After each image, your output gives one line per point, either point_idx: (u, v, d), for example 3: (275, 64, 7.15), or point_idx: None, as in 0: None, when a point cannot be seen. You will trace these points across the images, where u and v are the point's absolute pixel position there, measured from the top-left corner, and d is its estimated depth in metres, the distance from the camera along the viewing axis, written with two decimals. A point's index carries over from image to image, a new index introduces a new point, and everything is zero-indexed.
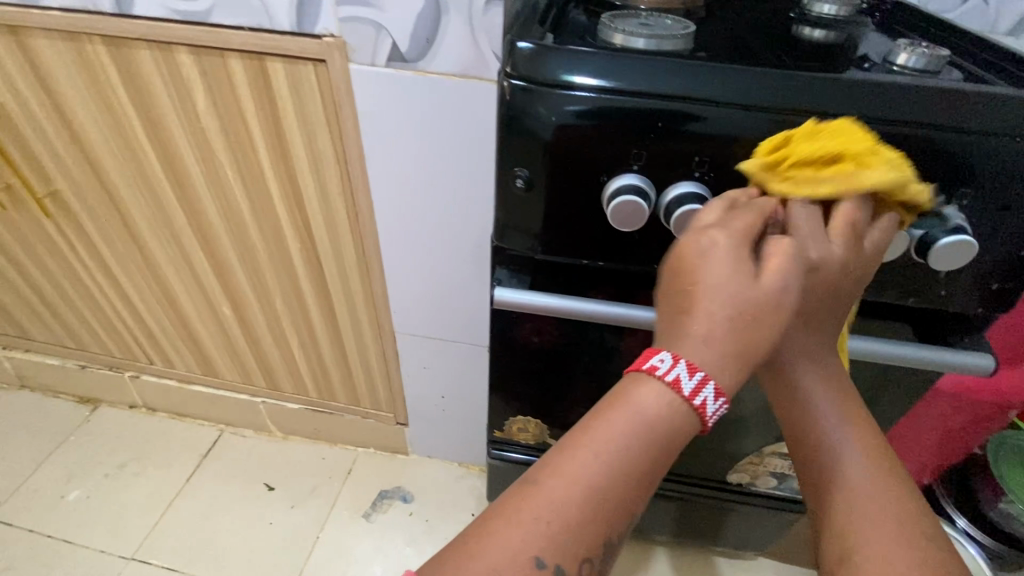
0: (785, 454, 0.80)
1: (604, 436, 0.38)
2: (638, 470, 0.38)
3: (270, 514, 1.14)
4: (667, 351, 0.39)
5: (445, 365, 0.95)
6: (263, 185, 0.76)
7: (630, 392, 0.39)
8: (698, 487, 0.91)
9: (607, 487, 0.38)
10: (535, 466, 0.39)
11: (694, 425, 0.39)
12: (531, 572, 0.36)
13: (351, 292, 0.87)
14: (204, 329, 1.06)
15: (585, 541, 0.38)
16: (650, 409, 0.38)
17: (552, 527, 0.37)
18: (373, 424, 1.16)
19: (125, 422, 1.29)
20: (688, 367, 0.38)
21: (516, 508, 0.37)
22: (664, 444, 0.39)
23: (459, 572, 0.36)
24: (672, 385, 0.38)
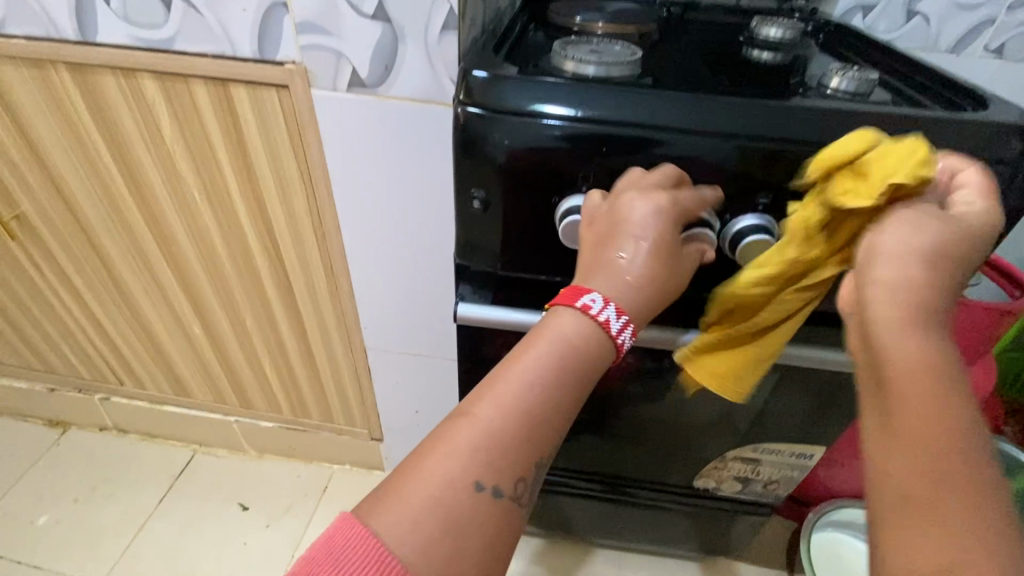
0: (746, 458, 0.83)
1: (526, 358, 0.45)
2: (559, 388, 0.45)
3: (244, 533, 1.13)
4: (597, 292, 0.47)
5: (416, 379, 0.96)
6: (231, 205, 0.77)
7: (545, 325, 0.47)
8: (667, 492, 0.93)
9: (533, 404, 0.44)
10: (468, 400, 0.44)
11: (608, 348, 0.48)
12: (471, 494, 0.41)
13: (322, 310, 0.88)
14: (175, 349, 1.05)
15: (518, 458, 0.43)
16: (564, 332, 0.46)
17: (485, 445, 0.42)
18: (348, 440, 1.16)
19: (95, 445, 1.27)
20: (615, 310, 0.47)
21: (455, 438, 0.42)
22: (579, 362, 0.46)
23: (402, 495, 0.40)
24: (602, 322, 0.47)
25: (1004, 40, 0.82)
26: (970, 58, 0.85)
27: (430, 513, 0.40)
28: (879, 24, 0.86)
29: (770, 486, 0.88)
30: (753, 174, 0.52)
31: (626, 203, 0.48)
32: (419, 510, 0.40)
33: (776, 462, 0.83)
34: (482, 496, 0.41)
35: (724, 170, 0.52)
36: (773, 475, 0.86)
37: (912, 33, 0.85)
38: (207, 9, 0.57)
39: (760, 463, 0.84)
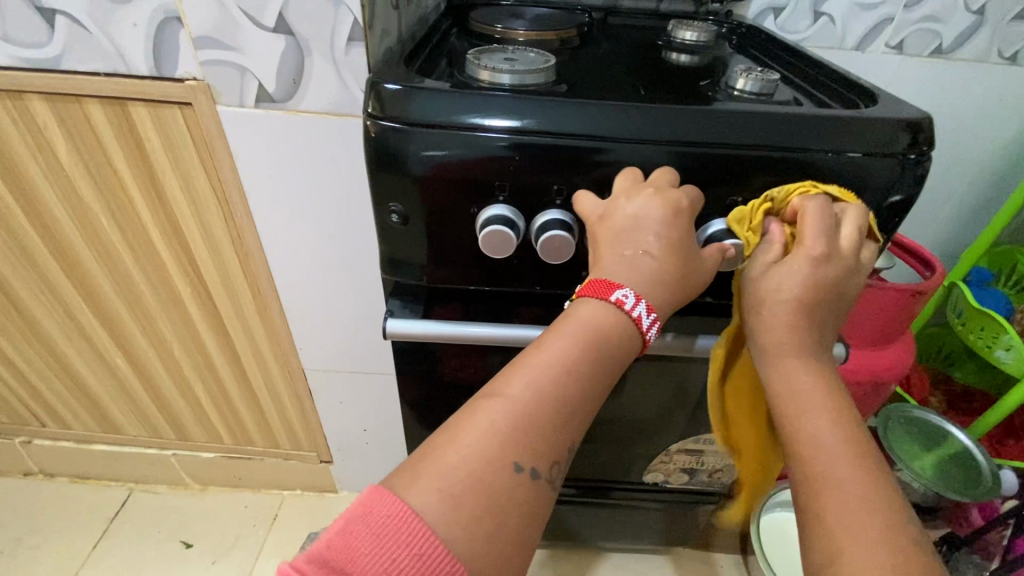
0: (690, 450, 0.85)
1: (559, 345, 0.44)
2: (592, 375, 0.44)
3: (189, 572, 1.07)
4: (629, 287, 0.46)
5: (361, 395, 0.93)
6: (144, 230, 0.73)
7: (577, 310, 0.47)
8: (618, 487, 0.94)
9: (567, 390, 0.43)
10: (499, 383, 0.43)
11: (638, 340, 0.47)
12: (506, 477, 0.40)
13: (255, 332, 0.85)
14: (99, 383, 0.99)
15: (549, 446, 0.42)
16: (596, 321, 0.45)
17: (521, 429, 0.41)
18: (297, 465, 1.12)
19: (18, 493, 1.17)
20: (647, 307, 0.46)
21: (488, 421, 0.41)
22: (613, 350, 0.45)
23: (432, 474, 0.39)
24: (635, 319, 0.46)
25: (901, 37, 0.88)
26: (873, 54, 0.90)
27: (464, 493, 0.39)
28: (790, 24, 0.90)
29: (716, 474, 0.90)
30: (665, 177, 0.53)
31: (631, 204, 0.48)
32: (456, 488, 0.39)
33: (719, 450, 0.85)
34: (519, 477, 0.41)
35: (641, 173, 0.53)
36: (718, 463, 0.88)
37: (819, 32, 0.89)
38: (95, 25, 0.54)
39: (704, 453, 0.85)
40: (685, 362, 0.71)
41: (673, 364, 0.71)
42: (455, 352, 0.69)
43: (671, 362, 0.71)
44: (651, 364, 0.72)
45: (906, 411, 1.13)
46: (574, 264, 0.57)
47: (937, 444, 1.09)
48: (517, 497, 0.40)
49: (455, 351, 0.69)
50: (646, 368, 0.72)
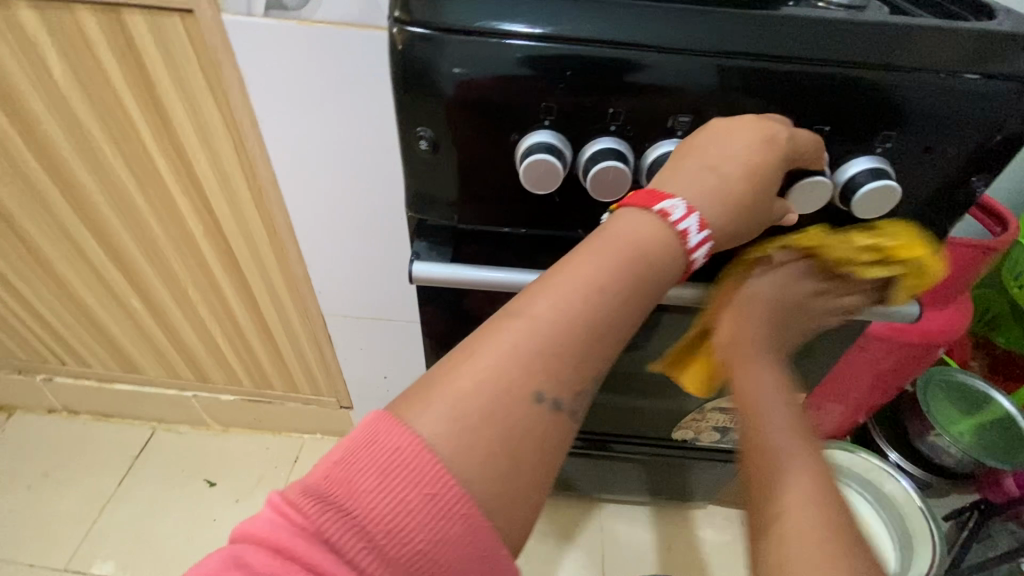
0: (725, 409, 0.81)
1: (590, 259, 0.39)
2: (629, 295, 0.39)
3: (213, 509, 1.08)
4: (671, 197, 0.41)
5: (380, 341, 0.90)
6: (148, 159, 0.68)
7: (608, 224, 0.41)
8: (643, 443, 0.91)
9: (600, 309, 0.38)
10: (519, 301, 0.38)
11: (682, 261, 0.41)
12: (527, 407, 0.35)
13: (270, 272, 0.81)
14: (115, 322, 0.97)
15: (574, 376, 0.37)
16: (633, 233, 0.40)
17: (549, 352, 0.36)
18: (317, 410, 1.11)
19: (44, 428, 1.18)
20: (697, 221, 0.41)
21: (509, 342, 0.36)
22: (655, 268, 0.40)
23: (446, 394, 0.35)
24: (680, 232, 0.40)
25: None
26: None
27: (481, 423, 0.34)
28: None
29: None
30: (733, 101, 0.45)
31: (710, 131, 0.43)
32: (469, 419, 0.34)
33: None
34: (541, 409, 0.36)
35: (707, 95, 0.45)
36: None
37: None
38: None
39: (739, 412, 0.81)
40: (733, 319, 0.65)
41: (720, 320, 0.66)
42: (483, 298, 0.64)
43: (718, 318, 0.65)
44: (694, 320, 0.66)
45: (947, 376, 1.06)
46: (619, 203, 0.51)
47: (977, 411, 1.03)
48: (541, 433, 0.36)
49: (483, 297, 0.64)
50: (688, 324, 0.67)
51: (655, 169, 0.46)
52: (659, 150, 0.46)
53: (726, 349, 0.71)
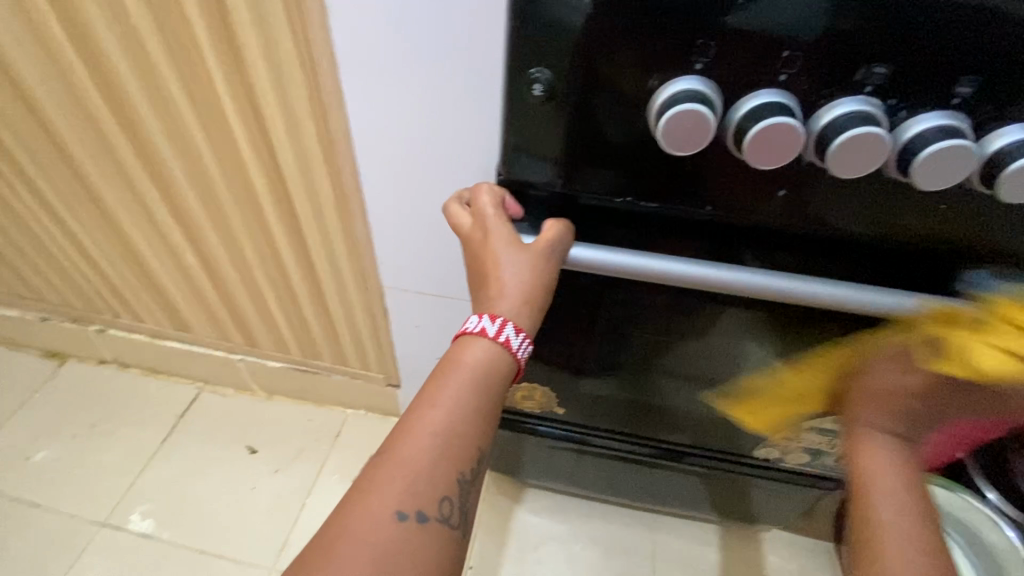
0: (824, 429, 0.71)
1: (439, 393, 0.45)
2: (482, 411, 0.46)
3: (253, 477, 1.05)
4: (488, 315, 0.48)
5: (438, 319, 0.84)
6: (216, 103, 0.63)
7: (451, 355, 0.47)
8: (709, 458, 0.81)
9: (460, 434, 0.45)
10: (450, 355, 0.48)
11: (515, 369, 0.49)
12: (475, 445, 0.46)
13: (330, 236, 0.76)
14: (169, 278, 0.94)
15: (495, 412, 0.47)
16: (473, 360, 0.46)
17: (423, 472, 0.43)
18: (363, 385, 1.06)
19: (94, 378, 1.18)
20: (513, 328, 0.47)
21: (445, 385, 0.46)
22: (493, 386, 0.47)
23: (415, 438, 0.44)
24: (503, 343, 0.47)
25: None
26: None
27: (444, 459, 0.44)
28: None
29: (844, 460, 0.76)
30: (959, 42, 0.34)
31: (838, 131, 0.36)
32: (432, 455, 0.44)
33: None
34: (479, 443, 0.46)
35: (909, 39, 0.34)
36: None
37: None
38: None
39: (840, 436, 0.71)
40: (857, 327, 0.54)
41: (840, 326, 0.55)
42: (569, 281, 0.56)
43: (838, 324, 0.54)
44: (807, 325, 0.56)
45: None
46: (764, 173, 0.41)
47: None
48: (481, 458, 0.47)
49: (569, 280, 0.56)
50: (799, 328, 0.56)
51: (828, 137, 0.36)
52: (839, 112, 0.36)
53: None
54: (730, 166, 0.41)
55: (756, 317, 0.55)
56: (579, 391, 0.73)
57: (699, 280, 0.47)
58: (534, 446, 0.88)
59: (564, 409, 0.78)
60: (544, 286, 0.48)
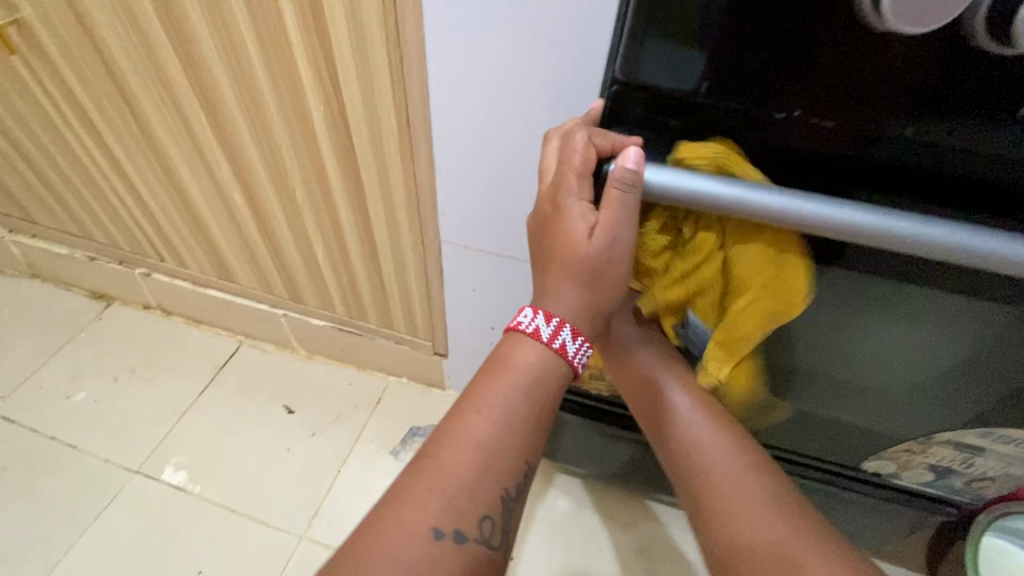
0: (962, 445, 0.59)
1: (483, 396, 0.41)
2: (528, 422, 0.42)
3: (288, 439, 1.00)
4: (543, 313, 0.43)
5: (500, 281, 0.75)
6: (274, 12, 0.56)
7: (497, 354, 0.43)
8: (787, 463, 0.70)
9: (505, 446, 0.41)
10: (496, 355, 0.44)
11: (570, 378, 0.44)
12: (520, 462, 0.41)
13: (388, 179, 0.68)
14: (214, 220, 0.89)
15: (543, 426, 0.43)
16: (523, 363, 0.42)
17: (462, 486, 0.39)
18: (408, 352, 0.99)
19: (138, 324, 1.16)
20: (571, 332, 0.42)
21: (491, 392, 0.41)
22: (543, 396, 0.42)
23: (457, 448, 0.40)
24: (558, 350, 0.43)
25: None
26: None
27: (486, 474, 0.40)
28: None
29: (976, 483, 0.65)
30: None
31: None
32: (473, 469, 0.40)
33: (1003, 456, 0.59)
34: (524, 461, 0.42)
35: None
36: (989, 470, 0.62)
37: None
38: None
39: (982, 454, 0.59)
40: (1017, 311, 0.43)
41: (988, 311, 0.44)
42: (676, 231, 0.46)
43: (990, 305, 0.44)
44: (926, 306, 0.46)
45: None
46: (975, 73, 0.31)
47: None
48: (525, 475, 0.42)
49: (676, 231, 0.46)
50: (929, 307, 0.46)
51: None
52: None
53: (963, 354, 0.49)
54: (922, 63, 0.32)
55: (880, 284, 0.45)
56: None
57: (837, 227, 0.37)
58: (593, 434, 0.78)
59: None
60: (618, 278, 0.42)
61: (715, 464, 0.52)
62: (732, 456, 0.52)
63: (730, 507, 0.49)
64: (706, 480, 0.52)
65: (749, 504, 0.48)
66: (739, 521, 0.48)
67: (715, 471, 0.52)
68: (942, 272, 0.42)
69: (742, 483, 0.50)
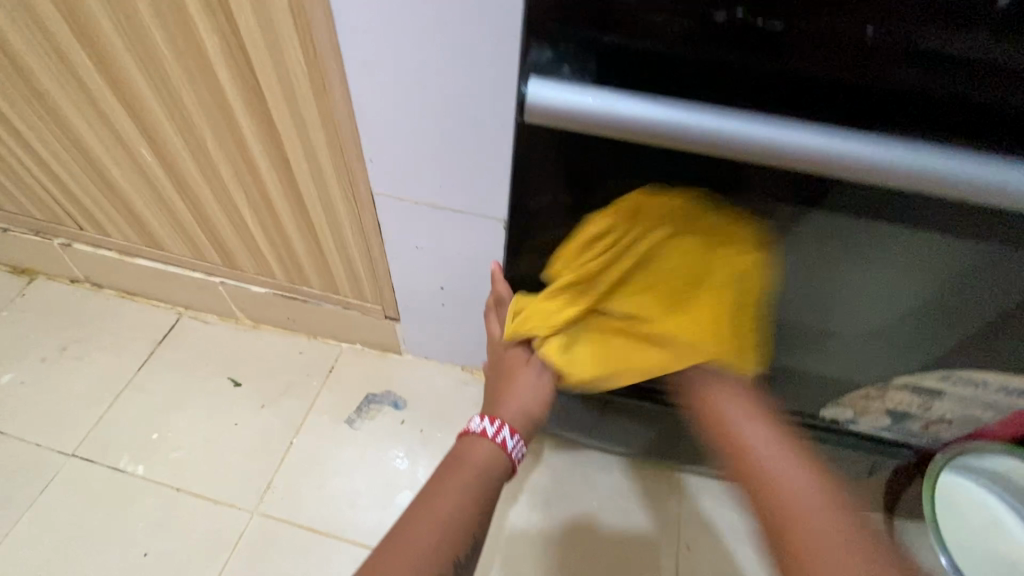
0: (920, 389, 0.57)
1: (449, 483, 0.51)
2: (478, 508, 0.51)
3: (236, 413, 0.95)
4: (488, 417, 0.55)
5: (442, 236, 0.69)
6: None
7: (458, 451, 0.54)
8: None
9: (460, 519, 0.50)
10: (456, 451, 0.54)
11: (509, 470, 0.54)
12: (467, 538, 0.50)
13: (306, 123, 0.61)
14: (128, 181, 0.80)
15: (489, 510, 0.52)
16: (477, 457, 0.53)
17: (425, 558, 0.47)
18: (357, 317, 0.93)
19: (66, 299, 1.07)
20: (509, 430, 0.54)
21: (450, 477, 0.51)
22: (491, 483, 0.52)
23: (422, 527, 0.49)
24: (500, 444, 0.54)
25: None
26: None
27: (442, 548, 0.48)
28: None
29: (932, 426, 0.64)
30: None
31: None
32: (434, 540, 0.48)
33: (961, 397, 0.57)
34: (473, 533, 0.50)
35: None
36: (947, 412, 0.61)
37: None
38: None
39: (940, 397, 0.57)
40: (988, 246, 0.40)
41: (958, 249, 0.40)
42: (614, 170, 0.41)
43: (960, 244, 0.40)
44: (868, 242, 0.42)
45: None
46: None
47: None
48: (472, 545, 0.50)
49: (614, 169, 0.42)
50: (894, 247, 0.42)
51: None
52: None
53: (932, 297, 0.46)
54: None
55: (842, 223, 0.41)
56: None
57: (778, 155, 0.33)
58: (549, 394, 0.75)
59: None
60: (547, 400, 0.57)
61: (801, 496, 0.42)
62: (813, 487, 0.42)
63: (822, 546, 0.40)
64: (795, 524, 0.41)
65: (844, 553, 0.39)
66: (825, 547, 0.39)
67: (794, 492, 0.42)
68: (906, 204, 0.38)
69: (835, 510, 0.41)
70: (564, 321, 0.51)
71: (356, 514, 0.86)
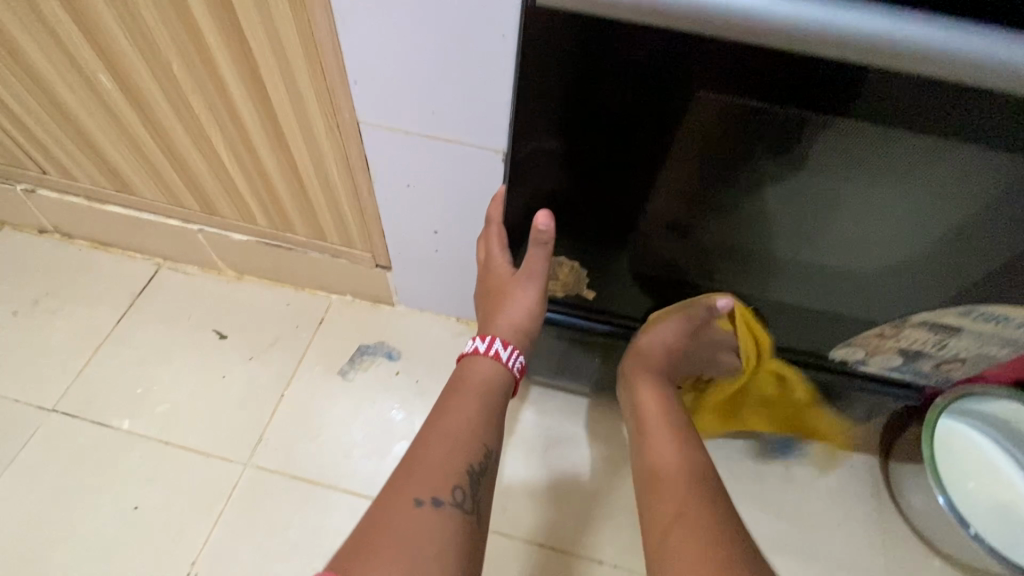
0: (938, 325, 0.55)
1: (455, 401, 0.51)
2: (488, 416, 0.52)
3: (223, 365, 0.92)
4: (479, 335, 0.57)
5: (435, 173, 0.65)
6: None
7: (458, 375, 0.54)
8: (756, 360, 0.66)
9: (472, 427, 0.50)
10: (455, 377, 0.55)
11: (512, 382, 0.56)
12: (481, 447, 0.50)
13: (282, 39, 0.55)
14: (89, 115, 0.74)
15: (498, 420, 0.53)
16: (478, 374, 0.54)
17: (444, 470, 0.47)
18: (346, 266, 0.89)
19: (35, 251, 1.01)
20: (502, 343, 0.56)
21: (456, 395, 0.52)
22: (493, 395, 0.53)
23: (439, 440, 0.49)
24: (495, 356, 0.55)
25: None
26: None
27: (460, 455, 0.48)
28: None
29: (945, 366, 0.62)
30: None
31: None
32: (448, 451, 0.48)
33: (980, 334, 0.55)
34: (486, 442, 0.51)
35: None
36: (963, 351, 0.59)
37: None
38: None
39: (958, 334, 0.55)
40: (949, 144, 0.38)
41: (940, 155, 0.39)
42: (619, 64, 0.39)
43: (957, 148, 0.38)
44: (843, 150, 0.41)
45: None
46: None
47: None
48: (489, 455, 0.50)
49: (623, 66, 0.39)
50: (868, 156, 0.41)
51: None
52: None
53: (929, 220, 0.44)
54: None
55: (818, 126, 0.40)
56: (607, 264, 0.58)
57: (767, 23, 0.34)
58: (550, 341, 0.72)
59: (595, 294, 0.63)
60: (535, 315, 0.58)
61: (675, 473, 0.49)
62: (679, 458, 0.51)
63: (673, 519, 0.45)
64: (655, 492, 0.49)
65: (684, 516, 0.45)
66: (670, 537, 0.44)
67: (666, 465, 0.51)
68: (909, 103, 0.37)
69: (696, 482, 0.48)
70: (542, 230, 0.53)
71: (353, 464, 0.84)
